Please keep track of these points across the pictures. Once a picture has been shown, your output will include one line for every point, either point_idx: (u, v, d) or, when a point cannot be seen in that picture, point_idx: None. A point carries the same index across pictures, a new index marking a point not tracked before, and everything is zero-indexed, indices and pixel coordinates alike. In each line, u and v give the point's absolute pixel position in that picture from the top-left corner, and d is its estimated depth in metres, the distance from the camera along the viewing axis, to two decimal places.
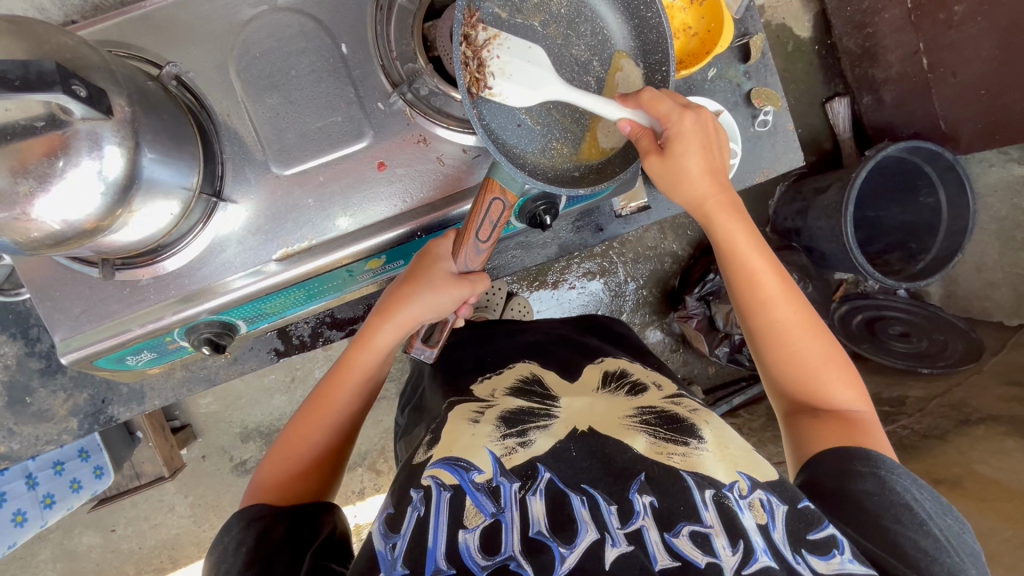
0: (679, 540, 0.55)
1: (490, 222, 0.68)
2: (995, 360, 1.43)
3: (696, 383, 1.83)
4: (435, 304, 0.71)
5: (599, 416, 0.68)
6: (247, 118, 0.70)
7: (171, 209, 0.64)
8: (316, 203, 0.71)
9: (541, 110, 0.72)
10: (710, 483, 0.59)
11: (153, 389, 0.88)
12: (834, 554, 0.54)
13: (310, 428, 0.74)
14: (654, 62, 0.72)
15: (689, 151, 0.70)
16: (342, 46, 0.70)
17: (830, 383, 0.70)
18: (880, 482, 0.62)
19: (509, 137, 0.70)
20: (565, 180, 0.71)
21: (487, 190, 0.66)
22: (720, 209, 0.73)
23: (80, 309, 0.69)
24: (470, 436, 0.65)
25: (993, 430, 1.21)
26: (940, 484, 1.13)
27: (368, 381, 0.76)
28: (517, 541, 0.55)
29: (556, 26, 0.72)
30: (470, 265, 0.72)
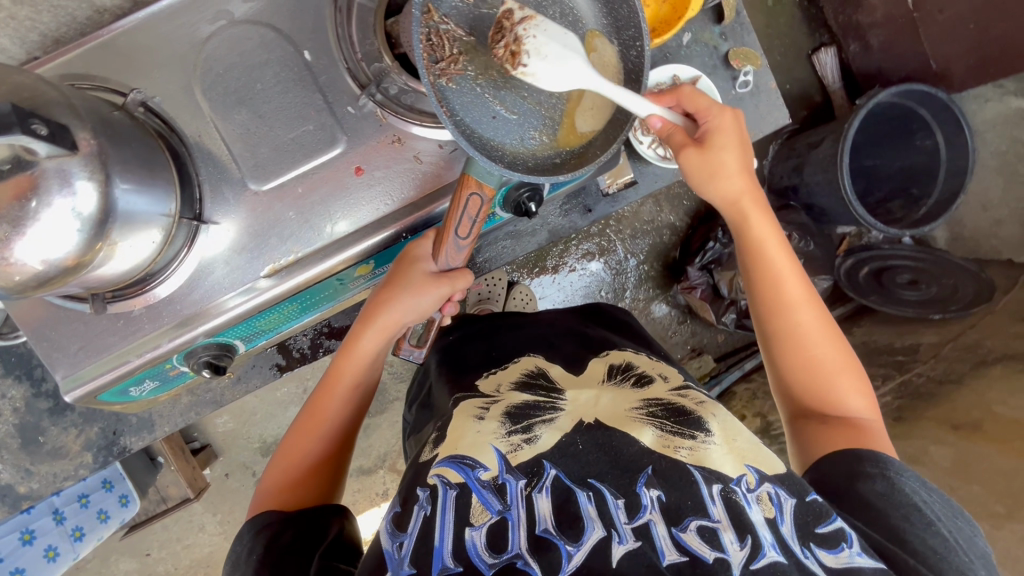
0: (688, 535, 0.55)
1: (469, 218, 0.67)
2: (1008, 300, 1.41)
3: (706, 353, 1.82)
4: (416, 305, 0.73)
5: (603, 410, 0.67)
6: (217, 136, 0.69)
7: (152, 236, 0.64)
8: (298, 216, 0.70)
9: (515, 99, 0.69)
10: (718, 478, 0.59)
11: (162, 417, 0.89)
12: (843, 547, 0.54)
13: (304, 438, 0.75)
14: (629, 38, 0.69)
15: (726, 147, 0.72)
16: (306, 53, 0.69)
17: (845, 390, 0.70)
18: (890, 483, 0.61)
19: (484, 129, 0.66)
20: (544, 168, 0.67)
21: (464, 187, 0.65)
22: (751, 210, 0.75)
23: (77, 345, 0.70)
24: (475, 434, 0.65)
25: (1010, 369, 1.20)
26: (960, 429, 1.13)
27: (358, 387, 0.77)
28: (524, 538, 0.55)
29: (523, 12, 0.69)
30: (452, 263, 0.72)
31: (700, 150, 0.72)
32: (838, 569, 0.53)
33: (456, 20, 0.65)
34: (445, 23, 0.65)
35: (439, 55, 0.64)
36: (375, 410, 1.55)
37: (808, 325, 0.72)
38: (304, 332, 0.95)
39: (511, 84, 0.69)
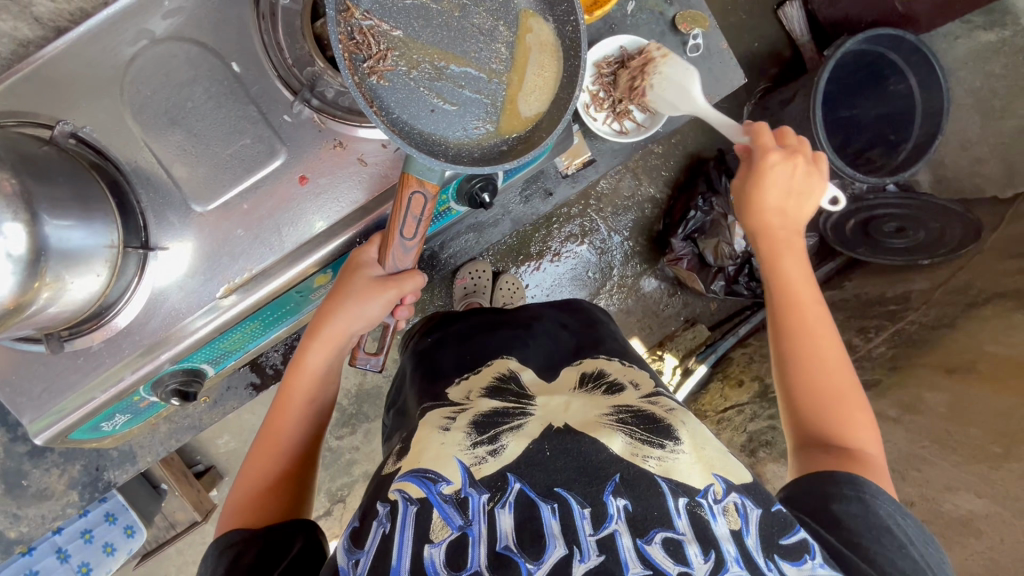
0: (652, 548, 0.55)
1: (413, 218, 0.66)
2: (996, 236, 1.41)
3: (700, 323, 1.80)
4: (363, 312, 0.72)
5: (574, 416, 0.69)
6: (155, 159, 0.67)
7: (97, 270, 0.63)
8: (246, 233, 0.69)
9: (452, 89, 0.68)
10: (685, 491, 0.59)
11: (143, 447, 0.93)
12: (806, 559, 0.56)
13: (262, 461, 0.74)
14: (563, 14, 0.68)
15: (772, 179, 0.77)
16: (234, 65, 0.67)
17: (852, 425, 0.69)
18: (865, 505, 0.62)
19: (425, 125, 0.67)
20: (492, 157, 0.67)
21: (404, 186, 0.64)
22: (782, 240, 0.78)
23: (40, 387, 0.69)
24: (439, 445, 0.66)
25: (1002, 307, 1.19)
26: (953, 373, 1.12)
27: (313, 402, 0.78)
28: (484, 554, 0.55)
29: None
30: (399, 265, 0.71)
31: (753, 178, 0.78)
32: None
33: (379, 16, 0.65)
34: (368, 19, 0.64)
35: (366, 50, 0.63)
36: (373, 415, 1.55)
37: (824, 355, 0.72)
38: (275, 347, 1.04)
39: (446, 74, 0.67)
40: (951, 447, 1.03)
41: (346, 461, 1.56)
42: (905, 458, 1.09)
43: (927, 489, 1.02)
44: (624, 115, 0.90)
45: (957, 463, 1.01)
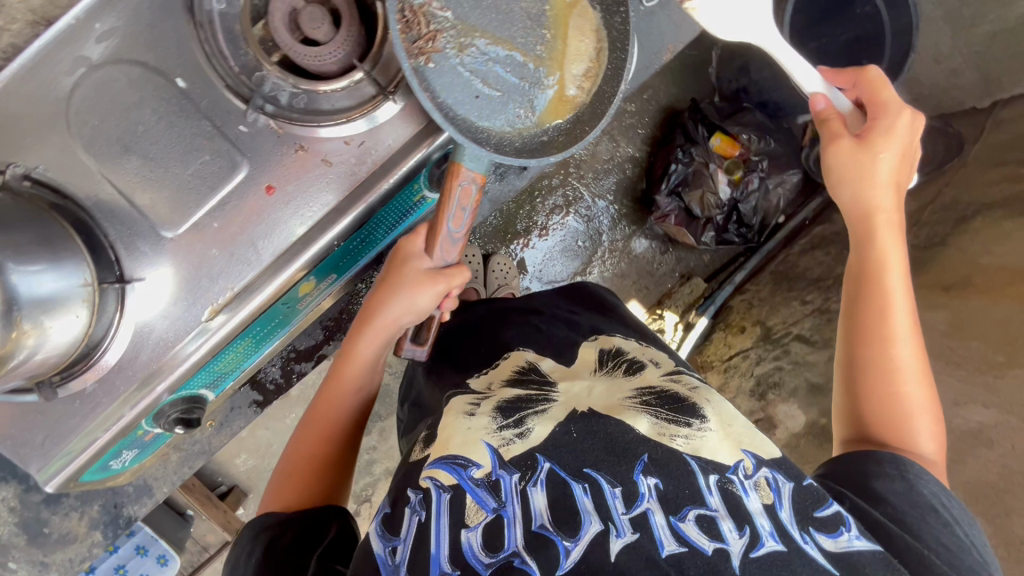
0: (685, 525, 0.56)
1: (462, 207, 0.68)
2: (978, 149, 1.38)
3: (696, 276, 1.79)
4: (413, 303, 0.73)
5: (597, 400, 0.68)
6: (114, 190, 0.66)
7: (75, 310, 0.62)
8: (221, 251, 0.68)
9: (497, 75, 0.67)
10: (715, 468, 0.60)
11: (156, 479, 0.91)
12: (842, 531, 0.56)
13: (310, 442, 0.78)
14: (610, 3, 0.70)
15: (883, 150, 0.72)
16: (178, 80, 0.65)
17: (919, 429, 0.68)
18: (908, 482, 0.63)
19: (469, 112, 0.66)
20: (533, 148, 0.69)
21: (453, 176, 0.65)
22: (883, 220, 0.75)
23: (42, 436, 0.68)
24: (465, 430, 0.65)
25: (991, 217, 1.19)
26: (950, 290, 1.13)
27: (361, 389, 0.80)
28: (521, 535, 0.56)
29: None
30: (447, 258, 0.73)
31: (862, 151, 0.73)
32: (837, 554, 0.55)
33: None
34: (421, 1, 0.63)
35: (417, 31, 0.63)
36: (385, 413, 1.56)
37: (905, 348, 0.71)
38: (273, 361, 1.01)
39: (494, 59, 0.67)
40: (955, 362, 1.03)
41: (366, 461, 1.58)
42: None
43: (936, 408, 1.03)
44: None
45: (964, 377, 1.01)
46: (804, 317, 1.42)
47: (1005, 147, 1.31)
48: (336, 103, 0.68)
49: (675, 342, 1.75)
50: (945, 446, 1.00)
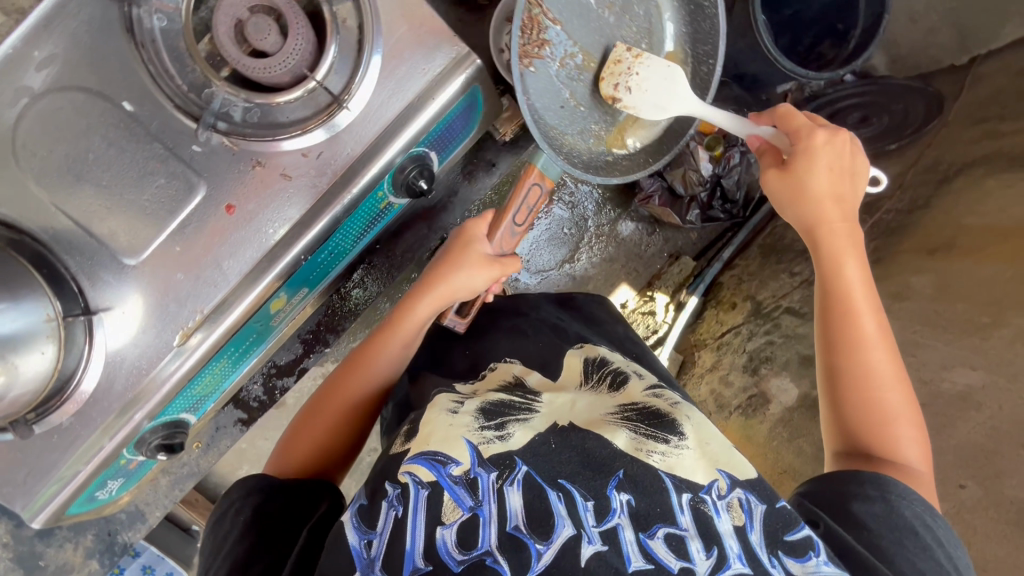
0: (654, 542, 0.57)
1: (527, 206, 0.80)
2: (960, 104, 1.38)
3: (685, 255, 1.79)
4: (469, 281, 0.81)
5: (579, 415, 0.69)
6: (73, 221, 0.64)
7: (39, 346, 0.62)
8: (187, 275, 0.67)
9: (582, 92, 0.83)
10: (688, 487, 0.61)
11: (148, 504, 0.96)
12: (810, 555, 0.57)
13: (347, 387, 0.83)
14: (701, 54, 0.88)
15: (816, 171, 0.75)
16: (125, 104, 0.63)
17: (902, 435, 0.69)
18: (889, 506, 0.64)
19: (552, 117, 0.80)
20: (598, 164, 0.84)
21: (528, 176, 0.78)
22: (837, 237, 0.76)
23: (23, 473, 0.68)
24: (446, 427, 0.65)
25: (973, 176, 1.18)
26: (934, 253, 1.12)
27: (406, 348, 0.84)
28: (495, 535, 0.56)
29: (611, 6, 0.83)
30: (502, 248, 0.83)
31: (804, 162, 0.75)
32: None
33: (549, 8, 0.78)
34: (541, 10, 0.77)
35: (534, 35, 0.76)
36: None
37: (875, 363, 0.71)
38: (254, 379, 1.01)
39: (583, 79, 0.83)
40: (940, 326, 1.02)
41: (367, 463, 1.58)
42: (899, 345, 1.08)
43: (923, 372, 1.01)
44: None
45: (949, 340, 0.99)
46: (793, 290, 1.41)
47: (984, 104, 1.30)
48: (293, 113, 0.66)
49: (666, 323, 1.74)
50: (933, 412, 0.97)
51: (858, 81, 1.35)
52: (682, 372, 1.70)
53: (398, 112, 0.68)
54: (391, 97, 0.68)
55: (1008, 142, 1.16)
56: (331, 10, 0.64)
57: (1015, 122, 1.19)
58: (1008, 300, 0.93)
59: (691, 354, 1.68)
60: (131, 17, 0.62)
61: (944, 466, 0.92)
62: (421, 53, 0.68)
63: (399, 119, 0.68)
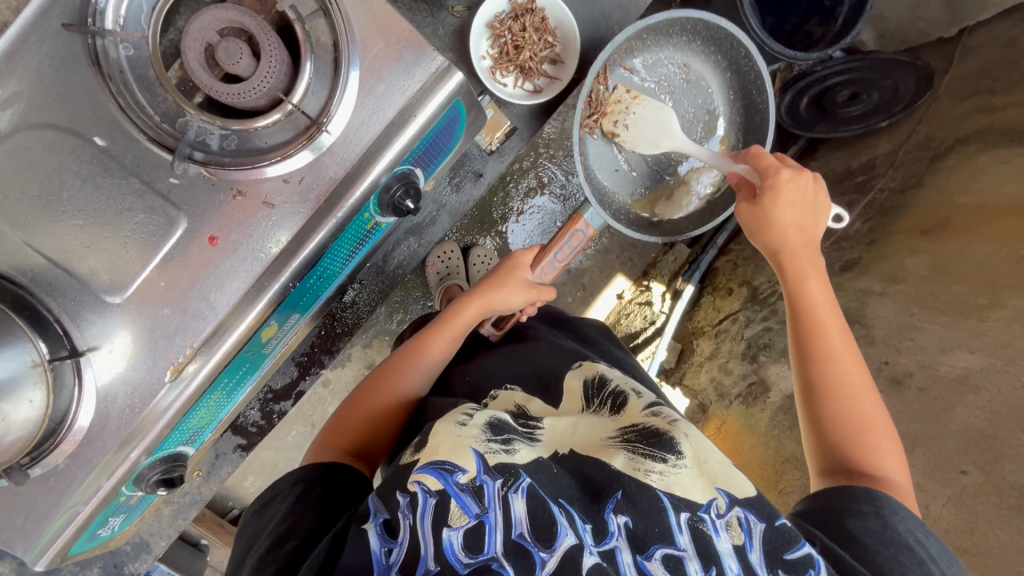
0: (652, 564, 0.57)
1: (570, 246, 0.99)
2: (949, 78, 1.36)
3: (679, 243, 1.78)
4: (506, 299, 0.93)
5: (580, 439, 0.70)
6: (52, 262, 0.63)
7: (27, 395, 0.59)
8: (174, 310, 0.65)
9: (635, 161, 1.12)
10: (686, 506, 0.60)
11: (153, 535, 1.04)
12: (810, 574, 0.57)
13: (401, 376, 0.86)
14: (750, 140, 1.14)
15: (781, 204, 0.81)
16: (97, 139, 0.61)
17: (880, 448, 0.71)
18: (884, 522, 0.64)
19: (607, 180, 1.10)
20: (638, 223, 1.12)
21: (573, 223, 0.98)
22: (800, 263, 0.81)
23: (22, 517, 0.67)
24: (454, 437, 0.64)
25: (966, 153, 1.17)
26: (928, 234, 1.12)
27: (457, 341, 0.91)
28: (501, 542, 0.57)
29: (671, 92, 1.10)
30: (544, 277, 0.99)
31: (768, 194, 0.82)
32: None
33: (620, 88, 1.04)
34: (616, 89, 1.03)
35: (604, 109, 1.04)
36: None
37: (849, 379, 0.73)
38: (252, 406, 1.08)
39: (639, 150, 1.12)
40: (938, 309, 1.00)
41: None
42: (896, 329, 1.05)
43: (922, 356, 0.99)
44: (534, 74, 0.96)
45: (946, 322, 0.98)
46: None
47: (974, 78, 1.28)
48: (273, 137, 0.64)
49: (664, 312, 1.74)
50: (932, 396, 0.95)
51: (849, 56, 1.34)
52: (681, 360, 1.64)
53: (381, 131, 0.66)
54: (372, 115, 0.66)
55: (1001, 117, 1.15)
56: (303, 28, 0.62)
57: (1006, 95, 1.17)
58: (1004, 279, 0.92)
59: (689, 341, 1.64)
60: (95, 49, 0.59)
61: (944, 450, 0.91)
62: (400, 67, 0.66)
63: (382, 137, 0.67)
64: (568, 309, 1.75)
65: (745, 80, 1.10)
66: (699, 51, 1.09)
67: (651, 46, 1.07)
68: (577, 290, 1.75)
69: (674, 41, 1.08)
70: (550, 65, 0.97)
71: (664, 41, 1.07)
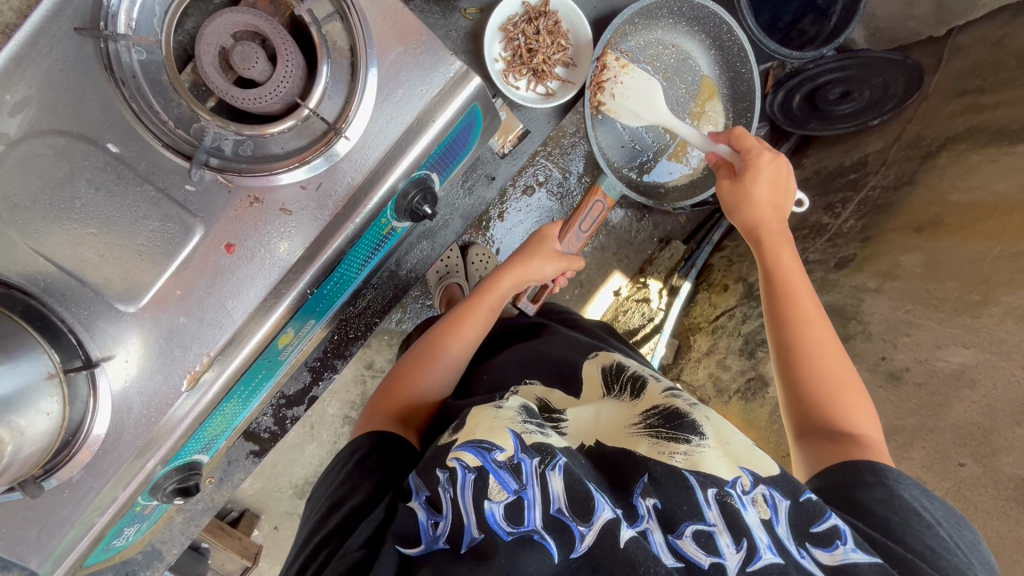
0: (683, 541, 0.60)
1: (591, 217, 1.07)
2: (939, 79, 1.38)
3: (675, 239, 1.81)
4: (541, 269, 0.99)
5: (603, 428, 0.73)
6: (62, 272, 0.61)
7: (44, 408, 0.58)
8: (190, 318, 0.64)
9: (640, 134, 1.18)
10: (713, 481, 0.62)
11: (165, 542, 1.04)
12: (837, 544, 0.59)
13: (443, 351, 0.87)
14: (740, 110, 1.17)
15: (759, 182, 0.87)
16: (110, 146, 0.60)
17: (849, 407, 0.75)
18: (890, 490, 0.66)
19: (614, 155, 1.17)
20: (649, 190, 1.21)
21: (592, 195, 1.06)
22: (773, 235, 0.87)
23: (36, 531, 0.65)
24: (492, 418, 0.66)
25: (958, 150, 1.20)
26: (922, 231, 1.14)
27: (493, 314, 0.93)
28: (540, 516, 0.59)
29: (665, 71, 1.14)
30: (570, 248, 1.06)
31: (748, 173, 0.88)
32: (833, 567, 0.58)
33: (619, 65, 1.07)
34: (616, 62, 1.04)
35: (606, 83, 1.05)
36: None
37: (816, 339, 0.79)
38: (265, 411, 1.08)
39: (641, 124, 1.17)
40: (933, 305, 1.02)
41: None
42: (892, 325, 1.08)
43: (918, 352, 1.01)
44: (547, 77, 0.96)
45: (942, 319, 1.00)
46: None
47: (963, 77, 1.31)
48: (288, 144, 0.63)
49: (661, 309, 1.75)
50: (930, 391, 0.98)
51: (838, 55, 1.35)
52: (678, 357, 1.66)
53: (398, 136, 0.66)
54: (390, 120, 0.66)
55: (991, 116, 1.18)
56: (320, 31, 0.61)
57: (996, 94, 1.20)
58: (997, 277, 0.95)
59: (686, 338, 1.66)
60: (108, 53, 0.58)
61: (941, 444, 0.94)
62: (417, 73, 0.65)
63: (397, 144, 0.66)
64: (565, 307, 1.76)
65: (731, 55, 1.13)
66: (686, 32, 1.13)
67: (642, 29, 1.10)
68: (575, 288, 1.76)
69: (662, 23, 1.11)
70: (562, 67, 0.98)
71: (653, 24, 1.10)
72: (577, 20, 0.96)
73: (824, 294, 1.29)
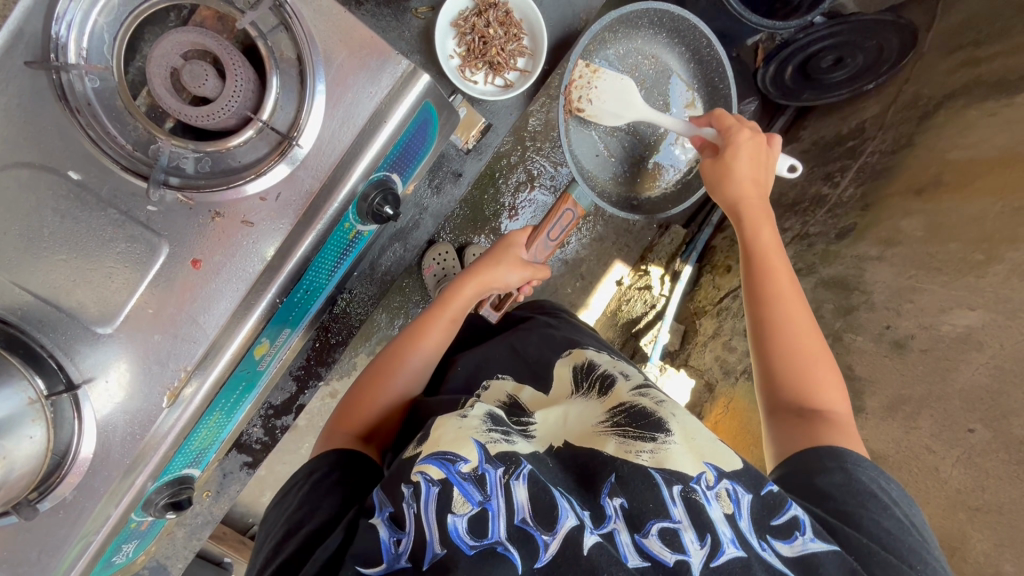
0: (649, 540, 0.59)
1: (561, 225, 1.07)
2: (933, 36, 1.33)
3: (675, 224, 1.78)
4: (506, 275, 0.99)
5: (572, 429, 0.72)
6: (37, 300, 0.63)
7: (27, 432, 0.59)
8: (165, 336, 0.66)
9: (614, 145, 1.16)
10: (678, 479, 0.63)
11: (170, 556, 1.07)
12: (796, 535, 0.60)
13: (402, 364, 0.88)
14: None
15: (739, 156, 0.89)
16: (72, 173, 0.62)
17: (821, 382, 0.76)
18: (848, 474, 0.67)
19: (589, 165, 1.14)
20: (624, 204, 1.18)
21: (564, 203, 1.06)
22: (753, 214, 0.88)
23: (36, 551, 0.67)
24: (457, 428, 0.65)
25: (954, 109, 1.15)
26: (921, 195, 1.10)
27: (454, 323, 0.93)
28: (504, 527, 0.59)
29: (644, 83, 1.14)
30: (537, 256, 1.08)
31: (729, 149, 0.89)
32: (793, 558, 0.59)
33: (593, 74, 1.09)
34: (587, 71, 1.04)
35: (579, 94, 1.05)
36: None
37: (792, 314, 0.79)
38: (255, 422, 1.13)
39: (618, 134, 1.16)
40: (935, 269, 0.99)
41: None
42: (895, 293, 1.04)
43: (922, 318, 0.98)
44: (503, 69, 0.96)
45: (945, 283, 0.96)
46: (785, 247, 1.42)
47: (957, 33, 1.26)
48: (250, 155, 0.64)
49: (664, 295, 1.70)
50: (936, 357, 0.94)
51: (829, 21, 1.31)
52: (685, 342, 1.62)
53: (353, 139, 0.67)
54: (342, 126, 0.66)
55: (987, 69, 1.13)
56: (265, 44, 0.62)
57: (993, 46, 1.15)
58: (1000, 235, 0.91)
59: (692, 322, 1.63)
60: (60, 83, 0.60)
61: (950, 411, 0.90)
62: (365, 75, 0.66)
63: (354, 148, 0.67)
64: (568, 300, 1.73)
65: (708, 70, 1.15)
66: (666, 43, 1.13)
67: (623, 38, 1.10)
68: (576, 280, 1.73)
69: (643, 33, 1.11)
70: (520, 58, 0.97)
71: (633, 33, 1.10)
72: (530, 11, 0.96)
73: (825, 267, 1.25)
